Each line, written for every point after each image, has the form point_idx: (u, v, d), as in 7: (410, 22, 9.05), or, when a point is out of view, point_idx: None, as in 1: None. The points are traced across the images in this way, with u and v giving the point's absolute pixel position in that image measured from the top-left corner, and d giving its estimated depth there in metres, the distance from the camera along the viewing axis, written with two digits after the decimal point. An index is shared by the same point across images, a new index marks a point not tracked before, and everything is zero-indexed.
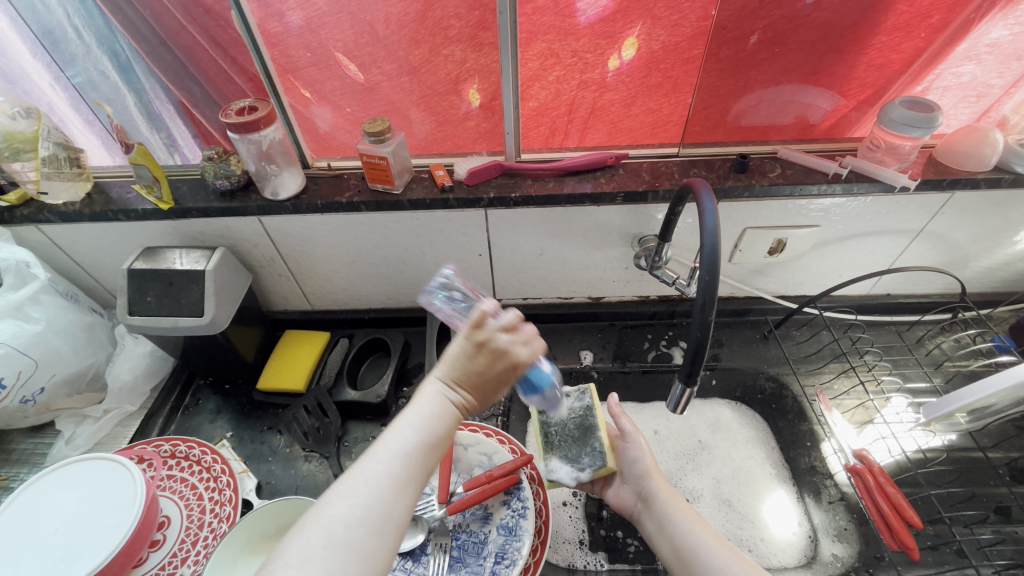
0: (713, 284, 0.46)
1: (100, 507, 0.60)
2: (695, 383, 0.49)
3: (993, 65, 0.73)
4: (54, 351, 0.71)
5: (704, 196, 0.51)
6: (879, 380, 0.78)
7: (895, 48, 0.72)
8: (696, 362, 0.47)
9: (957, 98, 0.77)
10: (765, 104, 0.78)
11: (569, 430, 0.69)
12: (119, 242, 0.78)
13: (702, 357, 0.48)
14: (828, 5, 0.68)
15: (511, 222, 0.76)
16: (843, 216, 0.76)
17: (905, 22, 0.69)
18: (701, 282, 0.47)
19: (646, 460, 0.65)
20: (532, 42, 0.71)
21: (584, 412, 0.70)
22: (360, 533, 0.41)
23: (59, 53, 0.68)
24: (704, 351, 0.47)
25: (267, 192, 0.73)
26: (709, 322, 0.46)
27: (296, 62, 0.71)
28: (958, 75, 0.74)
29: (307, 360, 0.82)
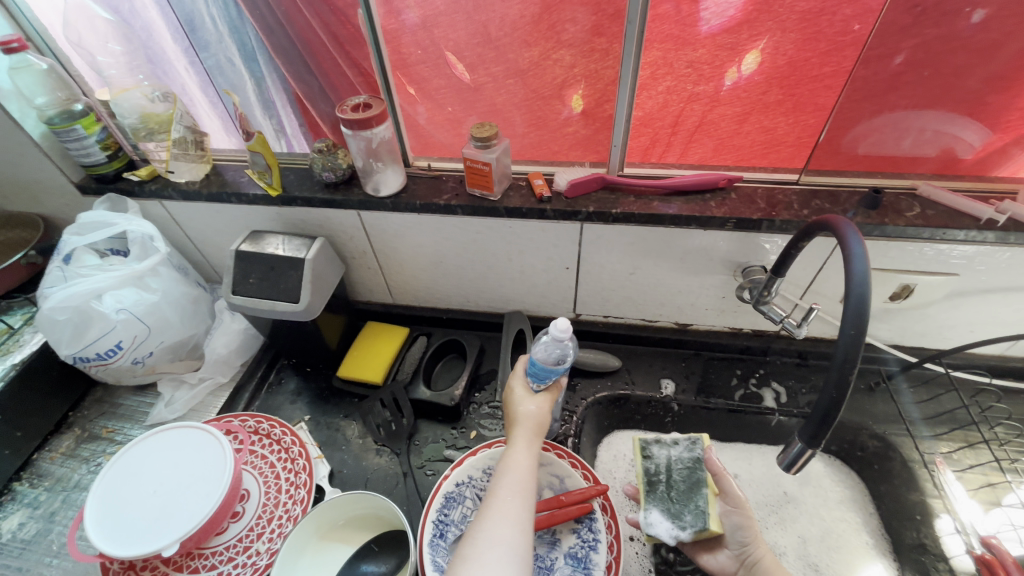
0: (858, 342, 0.42)
1: (193, 475, 0.63)
2: (819, 446, 0.45)
3: None
4: (165, 320, 0.76)
5: (851, 236, 0.45)
6: (1015, 460, 0.70)
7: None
8: (826, 425, 0.44)
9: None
10: (903, 132, 0.70)
11: (676, 482, 0.63)
12: (227, 223, 0.82)
13: (832, 419, 0.44)
14: (997, 25, 0.60)
15: (605, 239, 0.73)
16: (988, 267, 0.67)
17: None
18: (842, 338, 0.43)
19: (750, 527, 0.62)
20: (647, 50, 0.67)
21: (693, 464, 0.64)
22: (518, 509, 0.51)
23: (195, 39, 0.72)
24: (836, 413, 0.43)
25: (369, 187, 0.74)
26: (848, 383, 0.42)
27: (407, 59, 0.71)
28: None
29: (387, 354, 0.83)
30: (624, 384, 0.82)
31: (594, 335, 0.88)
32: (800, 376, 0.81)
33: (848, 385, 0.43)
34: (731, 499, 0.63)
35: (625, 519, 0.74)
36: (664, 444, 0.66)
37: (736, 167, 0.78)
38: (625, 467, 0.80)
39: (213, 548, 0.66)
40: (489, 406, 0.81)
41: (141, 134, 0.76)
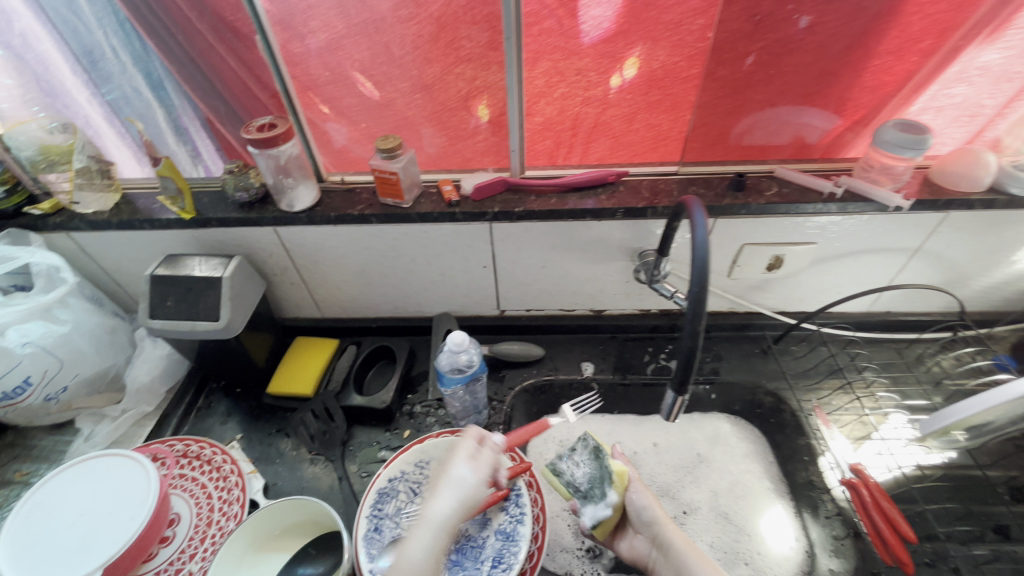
0: (703, 294, 0.48)
1: (116, 501, 0.62)
2: (686, 392, 0.50)
3: (984, 87, 0.76)
4: (78, 352, 0.75)
5: (696, 211, 0.53)
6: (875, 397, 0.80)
7: (888, 70, 0.75)
8: (688, 372, 0.49)
9: (950, 118, 0.80)
10: (762, 124, 0.82)
11: (588, 480, 0.66)
12: (142, 250, 0.82)
13: (693, 366, 0.50)
14: (821, 29, 0.71)
15: (515, 236, 0.79)
16: (839, 234, 0.77)
17: (897, 47, 0.72)
18: (693, 293, 0.49)
19: (653, 505, 0.64)
20: (538, 61, 0.75)
21: (598, 460, 0.67)
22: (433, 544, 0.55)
23: (97, 71, 0.73)
24: (694, 360, 0.49)
25: (282, 205, 0.77)
26: (700, 331, 0.48)
27: (316, 80, 0.75)
28: (950, 96, 0.78)
29: (317, 365, 0.85)
30: (548, 371, 0.88)
31: (519, 329, 0.93)
32: (704, 347, 0.90)
33: (701, 333, 0.49)
34: (635, 486, 0.66)
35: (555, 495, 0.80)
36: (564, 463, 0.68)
37: (630, 163, 0.87)
38: (555, 448, 0.85)
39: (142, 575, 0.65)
40: (421, 405, 0.83)
41: (41, 166, 0.74)
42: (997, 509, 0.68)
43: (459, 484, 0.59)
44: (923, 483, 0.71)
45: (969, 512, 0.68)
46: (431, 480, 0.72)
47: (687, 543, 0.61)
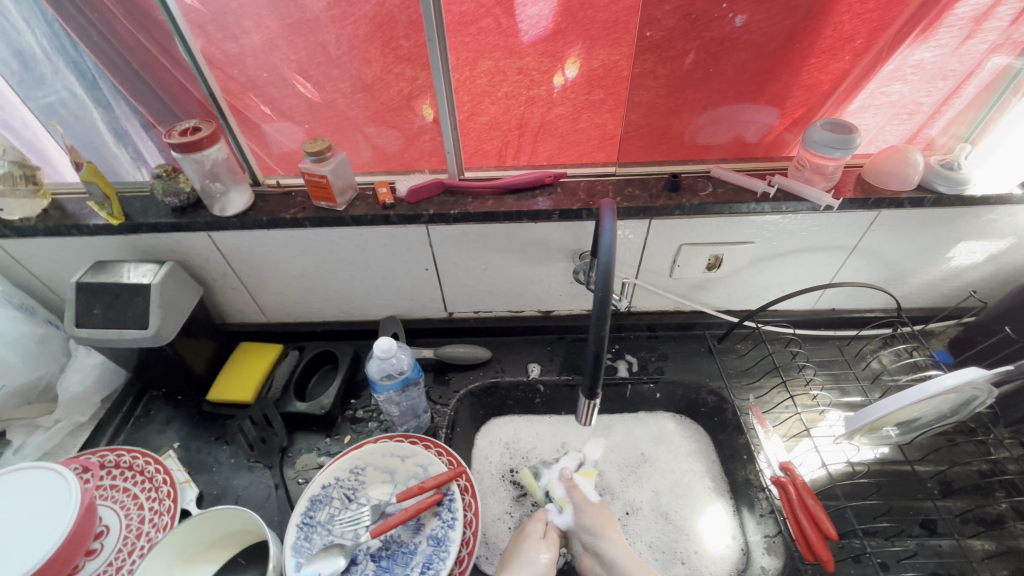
0: (607, 300, 0.48)
1: (34, 515, 0.61)
2: (596, 397, 0.50)
3: (920, 85, 0.76)
4: (2, 362, 0.74)
5: (606, 215, 0.52)
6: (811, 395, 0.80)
7: (824, 69, 0.75)
8: (596, 376, 0.49)
9: (888, 116, 0.79)
10: (707, 124, 0.81)
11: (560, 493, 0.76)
12: (73, 256, 0.80)
13: (601, 371, 0.50)
14: (757, 27, 0.70)
15: (452, 238, 0.79)
16: (776, 233, 0.78)
17: (832, 45, 0.72)
18: (598, 298, 0.49)
19: (603, 530, 0.70)
20: (478, 61, 0.73)
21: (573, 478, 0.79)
22: None
23: (31, 76, 0.71)
24: (601, 365, 0.49)
25: (213, 209, 0.76)
26: (605, 336, 0.48)
27: (254, 81, 0.73)
28: (888, 94, 0.77)
29: (258, 371, 0.84)
30: (494, 373, 0.88)
31: (467, 331, 0.93)
32: (650, 346, 0.90)
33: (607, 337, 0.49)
34: (581, 502, 0.73)
35: (498, 498, 0.80)
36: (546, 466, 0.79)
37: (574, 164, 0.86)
38: (500, 450, 0.85)
39: None
40: (364, 410, 0.83)
41: None
42: (924, 503, 0.69)
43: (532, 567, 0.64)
44: (849, 481, 0.71)
45: (890, 509, 0.68)
46: (366, 486, 0.72)
47: (646, 575, 0.65)
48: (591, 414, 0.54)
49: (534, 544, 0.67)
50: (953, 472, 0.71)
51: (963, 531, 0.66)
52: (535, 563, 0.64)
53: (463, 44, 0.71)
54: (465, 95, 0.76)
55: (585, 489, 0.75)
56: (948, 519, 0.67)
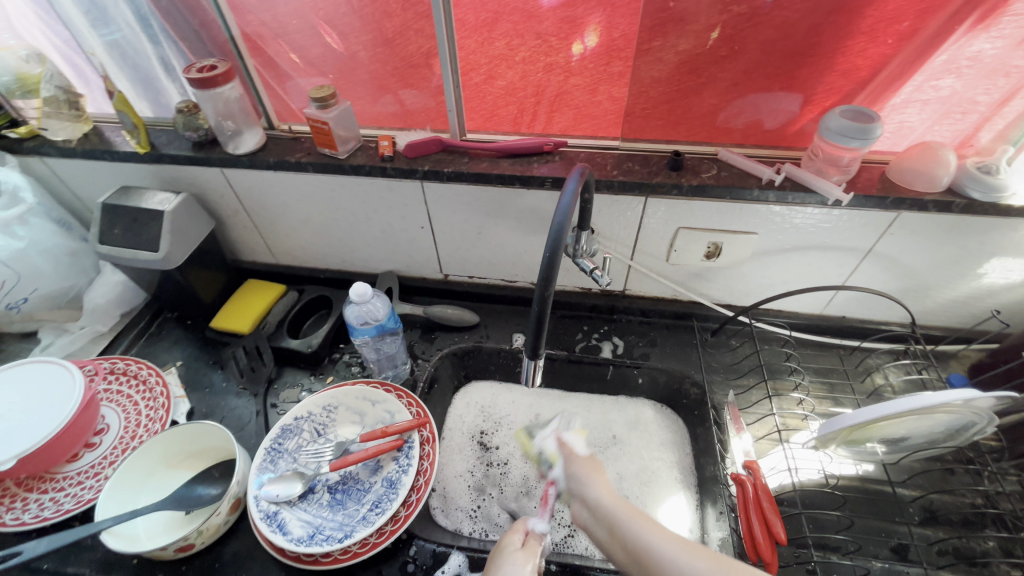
0: (555, 261, 0.48)
1: (42, 403, 0.68)
2: (539, 357, 0.52)
3: (976, 81, 0.65)
4: (34, 267, 0.82)
5: (571, 178, 0.53)
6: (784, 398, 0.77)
7: (860, 53, 0.65)
8: (539, 336, 0.51)
9: (936, 114, 0.69)
10: (737, 114, 0.74)
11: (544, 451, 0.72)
12: (108, 179, 0.87)
13: (545, 332, 0.51)
14: (788, 5, 0.62)
15: (446, 198, 0.80)
16: (781, 226, 0.73)
17: (870, 26, 0.63)
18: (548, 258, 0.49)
19: (587, 474, 0.63)
20: (498, 22, 0.69)
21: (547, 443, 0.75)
22: None
23: (99, 12, 0.75)
24: (545, 324, 0.50)
25: (228, 146, 0.80)
26: (548, 296, 0.49)
27: (286, 27, 0.73)
28: (937, 89, 0.67)
29: (257, 307, 0.89)
30: (478, 338, 0.89)
31: (461, 295, 0.94)
32: (640, 332, 0.88)
33: (552, 299, 0.49)
34: (569, 452, 0.67)
35: (463, 457, 0.82)
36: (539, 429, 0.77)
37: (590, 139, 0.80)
38: (475, 412, 0.87)
39: (64, 473, 0.71)
40: (350, 355, 0.87)
41: (15, 93, 0.79)
42: (899, 528, 0.64)
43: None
44: (817, 490, 0.67)
45: (851, 525, 0.64)
46: (336, 424, 0.76)
47: (628, 511, 0.55)
48: (536, 376, 0.55)
49: (513, 560, 0.57)
50: (940, 501, 0.66)
51: (934, 562, 0.62)
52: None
53: (482, 4, 0.68)
54: (482, 58, 0.73)
55: (573, 442, 0.70)
56: (921, 548, 0.63)
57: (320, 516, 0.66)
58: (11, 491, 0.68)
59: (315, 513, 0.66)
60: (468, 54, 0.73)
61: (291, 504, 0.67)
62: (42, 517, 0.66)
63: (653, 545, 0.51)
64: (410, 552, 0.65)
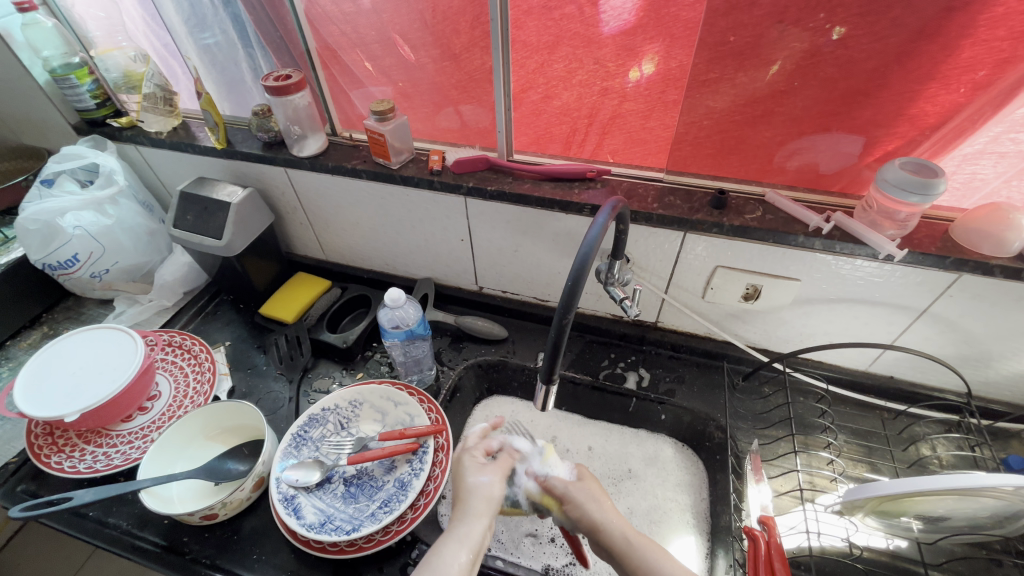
0: (577, 288, 0.49)
1: (108, 365, 0.76)
2: (552, 382, 0.53)
3: None
4: (119, 243, 0.91)
5: (603, 210, 0.54)
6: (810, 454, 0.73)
7: (933, 99, 0.62)
8: (554, 361, 0.52)
9: (1016, 168, 0.63)
10: (795, 154, 0.72)
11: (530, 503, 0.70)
12: (188, 169, 0.96)
13: (560, 357, 0.51)
14: (857, 44, 0.60)
15: (487, 214, 0.82)
16: (827, 275, 0.70)
17: (944, 72, 0.59)
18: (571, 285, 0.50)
19: (597, 497, 0.63)
20: (558, 46, 0.71)
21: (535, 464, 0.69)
22: (456, 549, 0.55)
23: (202, 19, 0.83)
24: (560, 350, 0.51)
25: (293, 149, 0.86)
26: (566, 323, 0.50)
27: (362, 38, 0.78)
28: (1018, 142, 0.61)
29: (303, 299, 0.95)
30: (504, 353, 0.90)
31: (492, 308, 0.96)
32: (669, 366, 0.86)
33: (569, 327, 0.50)
34: (562, 487, 0.65)
35: None
36: (512, 462, 0.70)
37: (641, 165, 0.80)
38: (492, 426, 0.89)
39: (119, 431, 0.78)
40: (381, 355, 0.91)
41: (122, 87, 0.91)
42: None
43: (477, 497, 0.61)
44: (838, 560, 0.64)
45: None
46: (359, 420, 0.79)
47: (640, 538, 0.58)
48: (547, 399, 0.56)
49: (470, 475, 0.63)
50: None
51: None
52: (480, 489, 0.61)
53: (545, 28, 0.70)
54: (542, 78, 0.75)
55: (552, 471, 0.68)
56: None
57: (333, 506, 0.69)
58: (72, 441, 0.76)
59: (328, 502, 0.70)
60: (527, 73, 0.75)
61: (308, 490, 0.70)
62: (95, 469, 0.73)
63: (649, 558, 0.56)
64: (413, 554, 0.67)
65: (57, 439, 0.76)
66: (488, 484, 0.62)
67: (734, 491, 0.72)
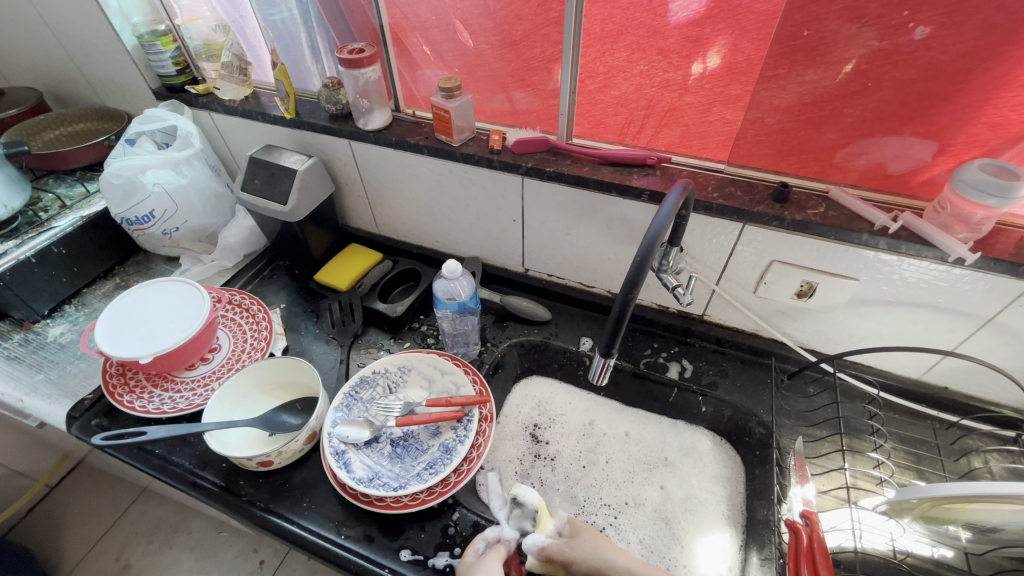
0: (643, 267, 0.50)
1: (178, 315, 0.81)
2: (611, 357, 0.55)
3: None
4: (190, 203, 0.97)
5: (673, 193, 0.54)
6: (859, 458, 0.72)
7: (1017, 107, 0.59)
8: (614, 337, 0.53)
9: None
10: (862, 155, 0.70)
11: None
12: (256, 138, 1.00)
13: (620, 334, 0.53)
14: (939, 44, 0.59)
15: (543, 196, 0.83)
16: (889, 276, 0.69)
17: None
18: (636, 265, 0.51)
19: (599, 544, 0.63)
20: (622, 35, 0.72)
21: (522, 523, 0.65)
22: None
23: None
24: (621, 328, 0.52)
25: (358, 122, 0.89)
26: (630, 300, 0.51)
27: (430, 21, 0.81)
28: None
29: (356, 268, 0.99)
30: (548, 335, 0.92)
31: (537, 290, 0.98)
32: (712, 360, 0.86)
33: (632, 305, 0.51)
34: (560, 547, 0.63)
35: (514, 444, 0.86)
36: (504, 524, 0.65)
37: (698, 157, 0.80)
38: (531, 405, 0.90)
39: (183, 378, 0.84)
40: (428, 327, 0.93)
41: (202, 55, 0.97)
42: None
43: None
44: (880, 561, 0.63)
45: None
46: (406, 385, 0.82)
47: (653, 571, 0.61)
48: (603, 374, 0.58)
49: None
50: None
51: None
52: None
53: (610, 16, 0.70)
54: (602, 67, 0.75)
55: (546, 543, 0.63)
56: None
57: (380, 464, 0.73)
58: (142, 383, 0.82)
59: (375, 460, 0.73)
60: (587, 62, 0.76)
61: (357, 447, 0.74)
62: (162, 409, 0.78)
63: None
64: (453, 516, 0.69)
65: (128, 380, 0.82)
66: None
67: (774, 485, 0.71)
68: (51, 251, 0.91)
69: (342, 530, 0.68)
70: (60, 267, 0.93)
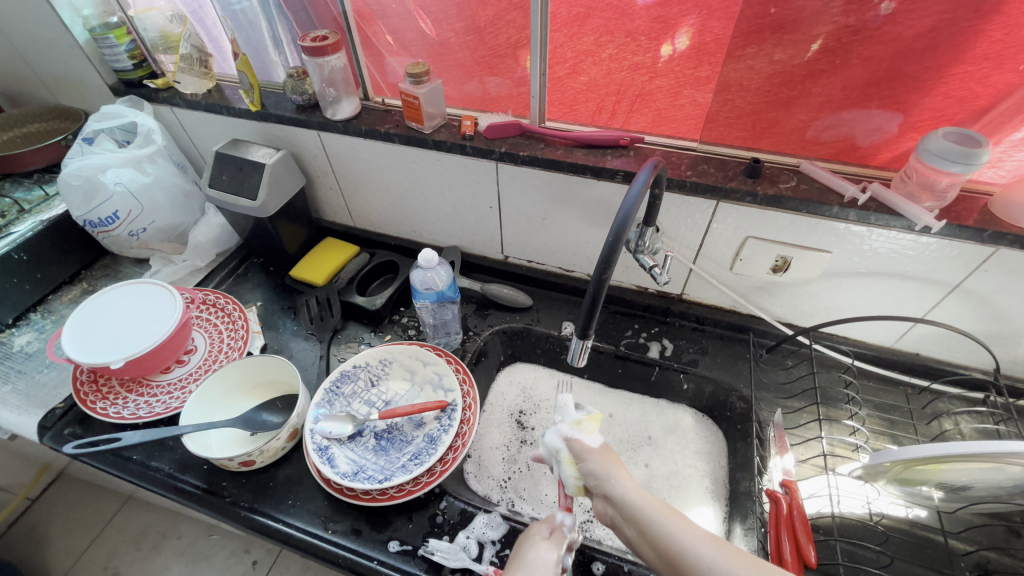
0: (616, 248, 0.50)
1: (150, 317, 0.79)
2: (588, 338, 0.55)
3: None
4: (156, 202, 0.94)
5: (644, 171, 0.54)
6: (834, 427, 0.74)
7: (982, 79, 0.60)
8: (590, 319, 0.54)
9: None
10: (831, 132, 0.70)
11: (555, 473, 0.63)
12: (222, 133, 0.98)
13: (596, 314, 0.53)
14: (906, 18, 0.58)
15: (518, 180, 0.82)
16: (859, 249, 0.70)
17: (998, 51, 0.57)
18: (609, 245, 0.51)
19: (614, 470, 0.58)
20: (589, 18, 0.70)
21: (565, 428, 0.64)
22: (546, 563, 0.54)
23: None
24: (597, 308, 0.53)
25: (326, 112, 0.87)
26: (604, 281, 0.51)
27: (392, 10, 0.79)
28: None
29: (333, 263, 0.97)
30: (529, 321, 0.91)
31: (517, 277, 0.98)
32: (692, 338, 0.87)
33: (607, 285, 0.51)
34: (582, 451, 0.60)
35: (501, 431, 0.86)
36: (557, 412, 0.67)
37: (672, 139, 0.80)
38: (515, 391, 0.91)
39: (159, 382, 0.82)
40: (408, 318, 0.93)
41: (159, 47, 0.93)
42: None
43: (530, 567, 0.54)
44: (858, 523, 0.65)
45: (889, 563, 0.62)
46: (388, 378, 0.82)
47: (663, 511, 0.52)
48: (582, 356, 0.59)
49: (537, 545, 0.56)
50: (1000, 562, 0.61)
51: None
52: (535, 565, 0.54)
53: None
54: (570, 52, 0.74)
55: (582, 436, 0.62)
56: None
57: (364, 457, 0.72)
58: (115, 389, 0.80)
59: (360, 454, 0.73)
60: (556, 47, 0.75)
61: (341, 442, 0.73)
62: (137, 414, 0.77)
63: (698, 558, 0.47)
64: (440, 505, 0.69)
65: (101, 386, 0.80)
66: (545, 560, 0.55)
67: (755, 457, 0.73)
68: (11, 258, 0.87)
69: (329, 525, 0.68)
70: (22, 274, 0.90)
